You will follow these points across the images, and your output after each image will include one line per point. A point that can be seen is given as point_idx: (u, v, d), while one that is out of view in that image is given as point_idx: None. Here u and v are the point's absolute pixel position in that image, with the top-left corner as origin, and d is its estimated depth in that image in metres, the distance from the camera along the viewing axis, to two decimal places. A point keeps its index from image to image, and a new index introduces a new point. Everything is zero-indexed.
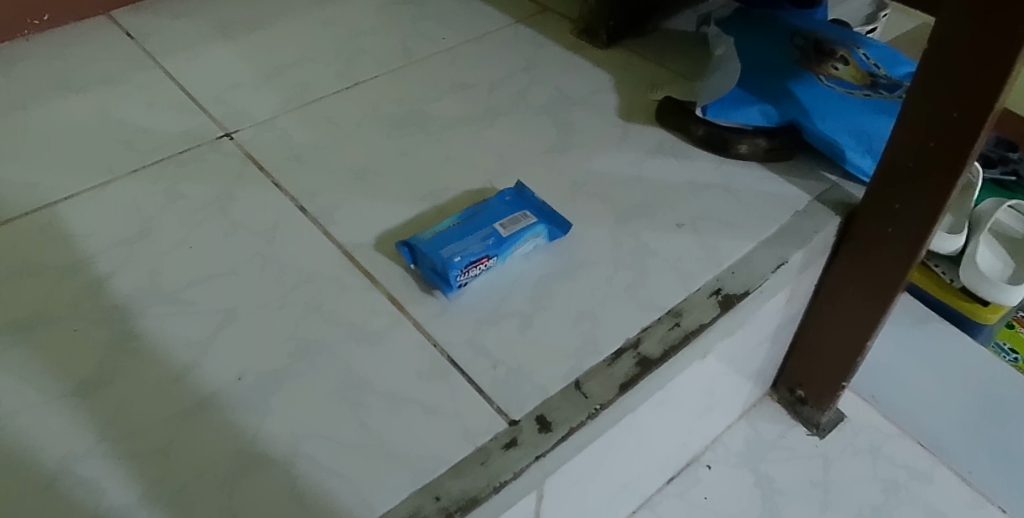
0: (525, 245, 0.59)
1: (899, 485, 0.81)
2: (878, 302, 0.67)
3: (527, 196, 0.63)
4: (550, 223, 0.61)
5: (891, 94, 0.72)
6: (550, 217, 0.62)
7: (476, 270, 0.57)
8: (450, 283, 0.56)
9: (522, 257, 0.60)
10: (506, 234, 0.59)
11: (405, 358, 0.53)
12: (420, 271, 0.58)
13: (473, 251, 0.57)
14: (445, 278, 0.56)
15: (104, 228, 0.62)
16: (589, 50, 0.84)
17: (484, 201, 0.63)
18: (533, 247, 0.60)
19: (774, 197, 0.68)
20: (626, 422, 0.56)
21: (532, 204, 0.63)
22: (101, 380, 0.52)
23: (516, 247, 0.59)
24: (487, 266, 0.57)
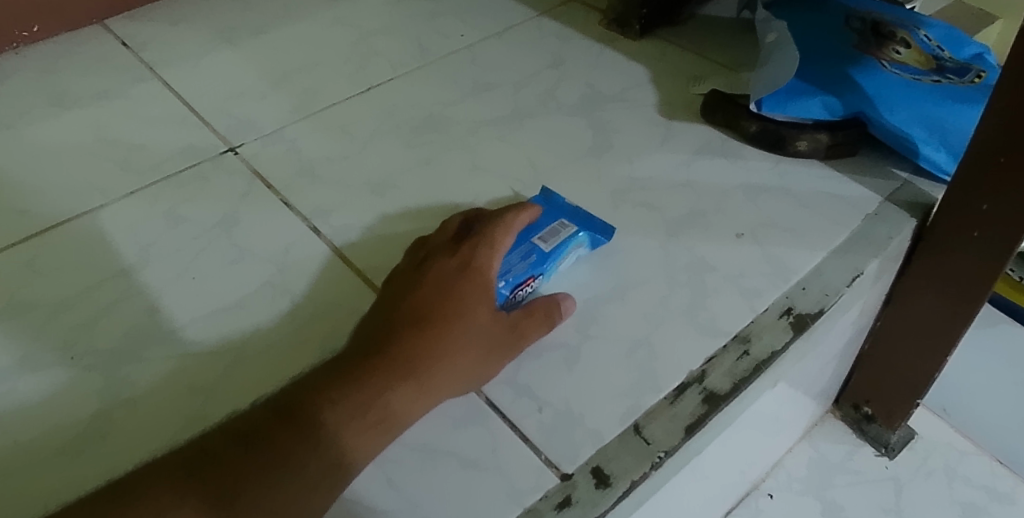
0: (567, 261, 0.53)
1: (981, 509, 0.73)
2: (962, 313, 0.60)
3: (557, 201, 0.57)
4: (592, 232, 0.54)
5: (961, 78, 0.65)
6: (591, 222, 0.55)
7: (521, 294, 0.50)
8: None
9: (565, 270, 0.53)
10: (549, 248, 0.52)
11: None
12: None
13: (517, 273, 0.50)
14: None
15: (98, 259, 0.56)
16: (621, 42, 0.77)
17: None
18: (574, 258, 0.54)
19: (840, 199, 0.61)
20: (692, 466, 0.49)
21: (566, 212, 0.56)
22: (94, 437, 0.46)
23: (560, 261, 0.52)
24: (533, 286, 0.51)
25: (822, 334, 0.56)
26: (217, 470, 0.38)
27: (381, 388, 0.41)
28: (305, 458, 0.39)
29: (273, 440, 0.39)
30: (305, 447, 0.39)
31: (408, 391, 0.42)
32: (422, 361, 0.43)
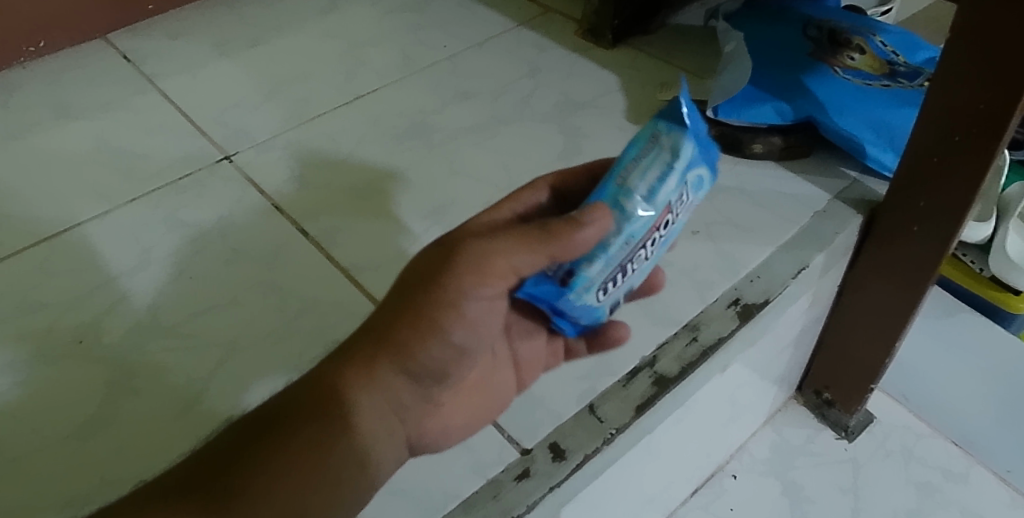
0: (692, 184, 0.41)
1: (934, 487, 0.78)
2: (905, 303, 0.64)
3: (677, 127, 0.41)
4: (698, 139, 0.40)
5: (912, 82, 0.69)
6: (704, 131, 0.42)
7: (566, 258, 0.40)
8: (583, 305, 0.41)
9: (641, 185, 0.39)
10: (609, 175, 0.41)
11: None
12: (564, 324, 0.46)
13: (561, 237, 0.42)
14: (566, 309, 0.42)
15: (103, 260, 0.61)
16: (594, 51, 0.82)
17: None
18: (653, 164, 0.39)
19: (791, 198, 0.65)
20: (645, 442, 0.56)
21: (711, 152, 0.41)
22: (101, 421, 0.51)
23: (622, 175, 0.40)
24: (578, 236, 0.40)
25: (771, 321, 0.61)
26: (196, 467, 0.39)
27: (347, 363, 0.41)
28: (287, 445, 0.39)
29: (256, 438, 0.40)
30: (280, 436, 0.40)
31: (376, 354, 0.40)
32: (381, 321, 0.40)
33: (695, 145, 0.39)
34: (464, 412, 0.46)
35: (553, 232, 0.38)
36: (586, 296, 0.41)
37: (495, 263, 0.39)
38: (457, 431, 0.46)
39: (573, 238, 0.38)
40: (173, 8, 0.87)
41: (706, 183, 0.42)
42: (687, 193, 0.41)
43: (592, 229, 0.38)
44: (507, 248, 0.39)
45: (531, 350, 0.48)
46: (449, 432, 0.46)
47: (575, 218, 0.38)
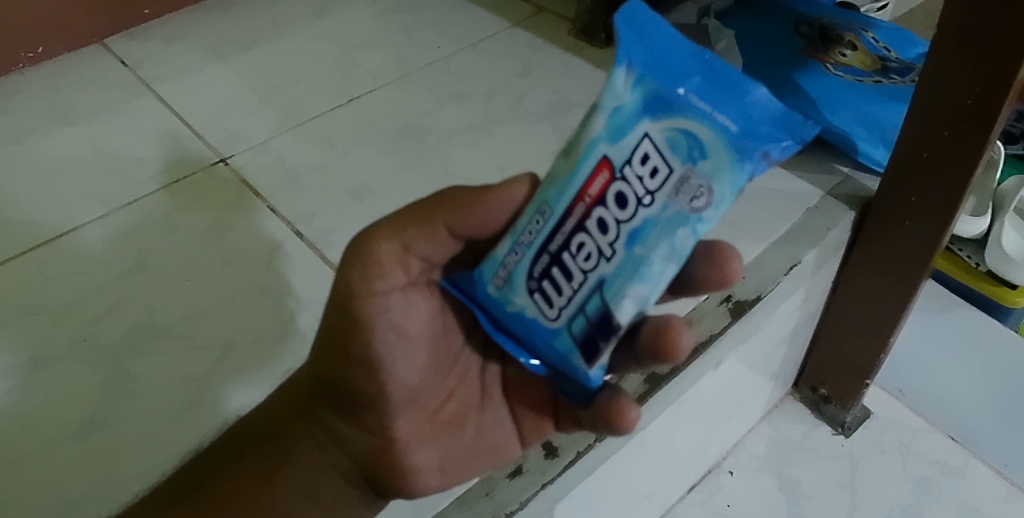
0: (665, 139, 0.32)
1: (931, 482, 0.78)
2: (899, 298, 0.64)
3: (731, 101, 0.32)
4: (667, 76, 0.32)
5: (904, 78, 0.69)
6: (720, 78, 0.32)
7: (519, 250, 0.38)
8: (513, 308, 0.37)
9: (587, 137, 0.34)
10: None
11: None
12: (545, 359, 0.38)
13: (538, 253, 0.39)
14: (496, 312, 0.38)
15: (100, 263, 0.62)
16: (588, 50, 0.82)
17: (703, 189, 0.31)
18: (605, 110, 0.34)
19: (783, 195, 0.66)
20: (637, 439, 0.57)
21: (718, 104, 0.31)
22: (99, 422, 0.52)
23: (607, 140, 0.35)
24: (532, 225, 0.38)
25: (762, 319, 0.63)
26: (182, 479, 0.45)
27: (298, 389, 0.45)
28: (247, 460, 0.44)
29: (227, 450, 0.44)
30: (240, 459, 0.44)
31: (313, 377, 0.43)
32: (315, 346, 0.43)
33: (643, 80, 0.32)
34: (437, 452, 0.43)
35: (445, 205, 0.40)
36: (511, 296, 0.37)
37: (392, 262, 0.40)
38: (430, 473, 0.43)
39: (469, 207, 0.39)
40: (169, 12, 0.88)
41: (703, 146, 0.31)
42: (657, 152, 0.32)
43: (490, 200, 0.38)
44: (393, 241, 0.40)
45: (523, 401, 0.44)
46: (420, 474, 0.42)
47: (474, 193, 0.39)
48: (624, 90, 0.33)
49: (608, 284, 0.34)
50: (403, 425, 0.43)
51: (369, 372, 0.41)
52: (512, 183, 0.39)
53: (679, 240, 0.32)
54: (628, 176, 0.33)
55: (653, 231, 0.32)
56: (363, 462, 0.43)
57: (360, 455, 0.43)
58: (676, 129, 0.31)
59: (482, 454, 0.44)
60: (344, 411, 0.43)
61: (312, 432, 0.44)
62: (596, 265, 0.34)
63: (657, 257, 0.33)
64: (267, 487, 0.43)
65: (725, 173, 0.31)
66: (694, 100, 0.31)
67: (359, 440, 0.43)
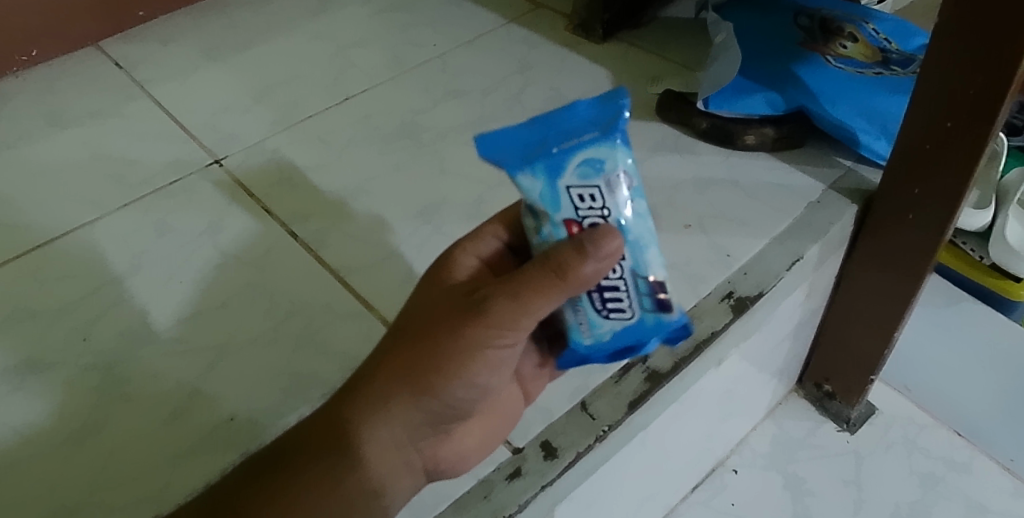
0: (584, 175, 0.38)
1: (938, 478, 0.77)
2: (902, 293, 0.63)
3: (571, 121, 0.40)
4: (536, 158, 0.39)
5: (904, 69, 0.68)
6: (553, 125, 0.40)
7: (581, 316, 0.41)
8: (608, 333, 0.41)
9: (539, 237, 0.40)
10: None
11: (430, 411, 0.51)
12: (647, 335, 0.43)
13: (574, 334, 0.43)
14: (601, 350, 0.42)
15: (94, 267, 0.61)
16: (585, 46, 0.81)
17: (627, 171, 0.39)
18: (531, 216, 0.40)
19: (783, 189, 0.65)
20: (639, 439, 0.56)
21: (577, 134, 0.39)
22: (91, 427, 0.51)
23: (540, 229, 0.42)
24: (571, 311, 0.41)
25: (765, 315, 0.62)
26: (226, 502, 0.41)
27: (363, 396, 0.41)
28: (315, 476, 0.41)
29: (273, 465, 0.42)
30: (296, 467, 0.41)
31: (394, 391, 0.40)
32: (395, 367, 0.40)
33: (535, 171, 0.38)
34: (481, 436, 0.46)
35: (564, 278, 0.37)
36: (603, 334, 0.41)
37: (514, 313, 0.38)
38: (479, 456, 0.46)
39: (584, 280, 0.37)
40: (163, 13, 0.87)
41: (601, 157, 0.38)
42: (586, 186, 0.38)
43: (600, 267, 0.37)
44: (508, 298, 0.38)
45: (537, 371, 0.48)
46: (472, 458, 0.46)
47: (581, 255, 0.36)
48: (534, 179, 0.39)
49: (641, 270, 0.40)
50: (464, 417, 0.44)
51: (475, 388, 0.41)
52: (611, 239, 0.36)
53: (639, 210, 0.40)
54: (590, 210, 0.39)
55: (628, 220, 0.40)
56: (430, 456, 0.44)
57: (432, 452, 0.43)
58: (584, 161, 0.38)
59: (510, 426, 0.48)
60: (428, 422, 0.42)
61: (388, 442, 0.41)
62: (627, 270, 0.40)
63: (641, 229, 0.40)
64: (333, 493, 0.41)
65: (625, 154, 0.38)
66: (569, 144, 0.38)
67: (432, 441, 0.43)
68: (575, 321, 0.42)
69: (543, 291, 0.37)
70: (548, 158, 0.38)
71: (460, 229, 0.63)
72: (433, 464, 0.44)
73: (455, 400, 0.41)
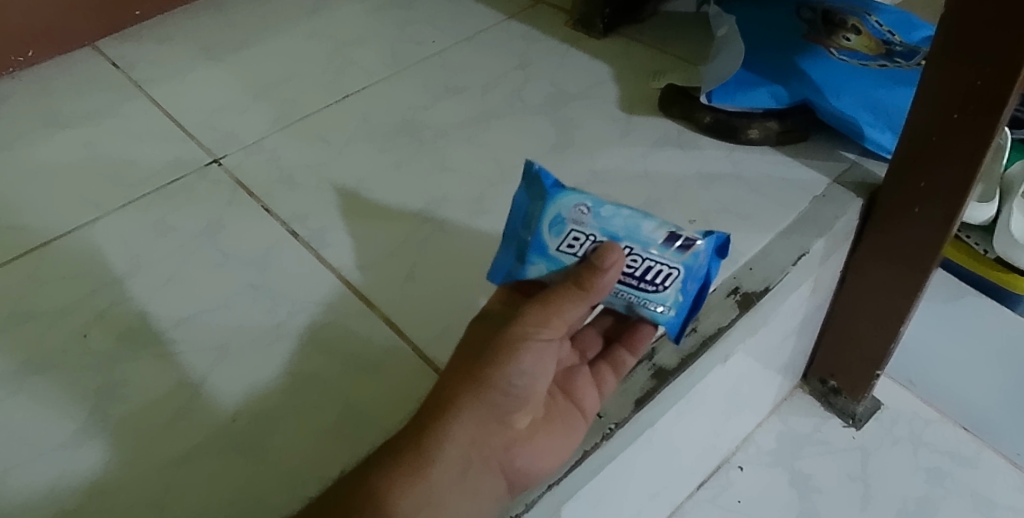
0: (558, 231, 0.47)
1: (944, 473, 0.77)
2: (908, 288, 0.62)
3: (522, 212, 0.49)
4: (530, 250, 0.47)
5: (909, 62, 0.67)
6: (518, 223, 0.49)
7: (650, 308, 0.48)
8: (675, 298, 0.48)
9: None
10: None
11: None
12: (710, 270, 0.49)
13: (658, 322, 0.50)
14: (683, 309, 0.49)
15: (92, 268, 0.61)
16: (586, 42, 0.80)
17: (585, 204, 0.47)
18: None
19: (788, 183, 0.64)
20: (645, 437, 0.56)
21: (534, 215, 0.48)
22: (91, 430, 0.50)
23: None
24: (642, 310, 0.49)
25: (770, 310, 0.61)
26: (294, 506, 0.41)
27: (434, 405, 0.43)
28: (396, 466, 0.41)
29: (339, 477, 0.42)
30: (372, 470, 0.41)
31: (459, 391, 0.43)
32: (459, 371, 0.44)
33: (537, 261, 0.47)
34: (551, 447, 0.46)
35: (584, 285, 0.43)
36: (674, 299, 0.48)
37: (547, 316, 0.43)
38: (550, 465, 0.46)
39: (600, 286, 0.44)
40: (159, 12, 0.86)
41: (558, 216, 0.47)
42: (569, 237, 0.46)
43: (609, 271, 0.43)
44: (540, 307, 0.43)
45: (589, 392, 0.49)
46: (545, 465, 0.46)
47: (591, 266, 0.43)
48: (536, 262, 0.47)
49: (650, 243, 0.47)
50: (526, 421, 0.45)
51: (531, 380, 0.44)
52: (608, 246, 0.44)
53: (613, 216, 0.47)
54: (584, 244, 0.46)
55: (613, 228, 0.46)
56: (501, 461, 0.44)
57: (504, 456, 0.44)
58: (550, 224, 0.47)
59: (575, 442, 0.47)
60: (496, 420, 0.44)
61: (461, 439, 0.42)
62: (642, 252, 0.46)
63: (623, 224, 0.47)
64: (410, 491, 0.41)
65: (567, 199, 0.47)
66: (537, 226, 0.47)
67: (502, 443, 0.44)
68: (653, 311, 0.48)
69: (567, 298, 0.44)
70: (533, 245, 0.47)
71: (462, 227, 0.62)
72: (509, 468, 0.44)
73: (515, 393, 0.44)
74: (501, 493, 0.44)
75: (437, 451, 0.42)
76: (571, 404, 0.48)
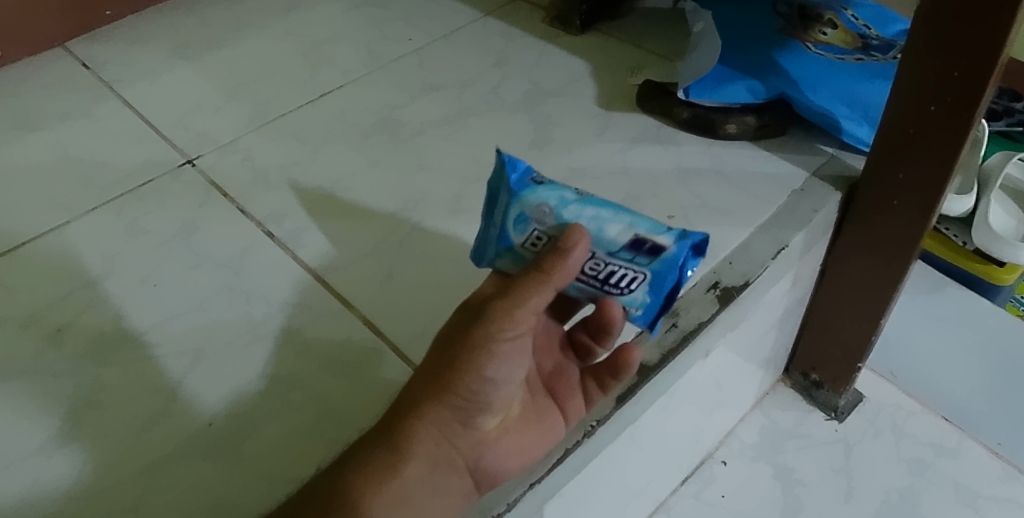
0: (521, 231, 0.45)
1: (927, 464, 0.77)
2: (888, 280, 0.63)
3: (494, 199, 0.48)
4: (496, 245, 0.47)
5: (885, 55, 0.67)
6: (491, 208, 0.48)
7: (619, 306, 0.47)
8: (641, 300, 0.46)
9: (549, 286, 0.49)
10: None
11: None
12: (684, 278, 0.46)
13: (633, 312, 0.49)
14: (652, 309, 0.47)
15: (64, 272, 0.60)
16: (563, 38, 0.80)
17: (546, 203, 0.45)
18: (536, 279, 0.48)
19: (767, 177, 0.64)
20: (627, 434, 0.55)
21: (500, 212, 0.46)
22: (63, 437, 0.49)
23: None
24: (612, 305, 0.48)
25: (751, 304, 0.61)
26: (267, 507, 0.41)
27: (401, 405, 0.43)
28: (369, 465, 0.41)
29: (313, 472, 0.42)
30: (344, 469, 0.41)
31: (426, 390, 0.42)
32: (429, 369, 0.42)
33: (502, 255, 0.47)
34: (516, 442, 0.46)
35: (548, 277, 0.41)
36: (641, 300, 0.46)
37: (512, 312, 0.41)
38: (518, 459, 0.46)
39: (564, 274, 0.41)
40: (131, 12, 0.85)
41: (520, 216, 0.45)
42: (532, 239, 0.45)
43: (576, 252, 0.41)
44: (506, 302, 0.41)
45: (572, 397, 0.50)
46: (514, 459, 0.46)
47: (557, 249, 0.41)
48: (502, 253, 0.47)
49: (612, 247, 0.45)
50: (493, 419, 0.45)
51: (498, 381, 0.42)
52: (573, 230, 0.41)
53: (575, 218, 0.45)
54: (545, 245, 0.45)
55: None
56: (468, 457, 0.44)
57: (472, 450, 0.44)
58: (513, 224, 0.45)
59: (546, 438, 0.48)
60: (461, 419, 0.43)
61: (428, 438, 0.42)
62: (604, 258, 0.45)
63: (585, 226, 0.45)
64: (386, 492, 0.40)
65: (529, 201, 0.45)
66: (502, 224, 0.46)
67: (469, 437, 0.44)
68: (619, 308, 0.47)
69: (531, 289, 0.41)
70: (499, 240, 0.46)
71: (441, 225, 0.61)
72: (475, 464, 0.44)
73: (481, 394, 0.42)
74: (469, 486, 0.44)
75: (405, 450, 0.41)
76: (553, 401, 0.50)
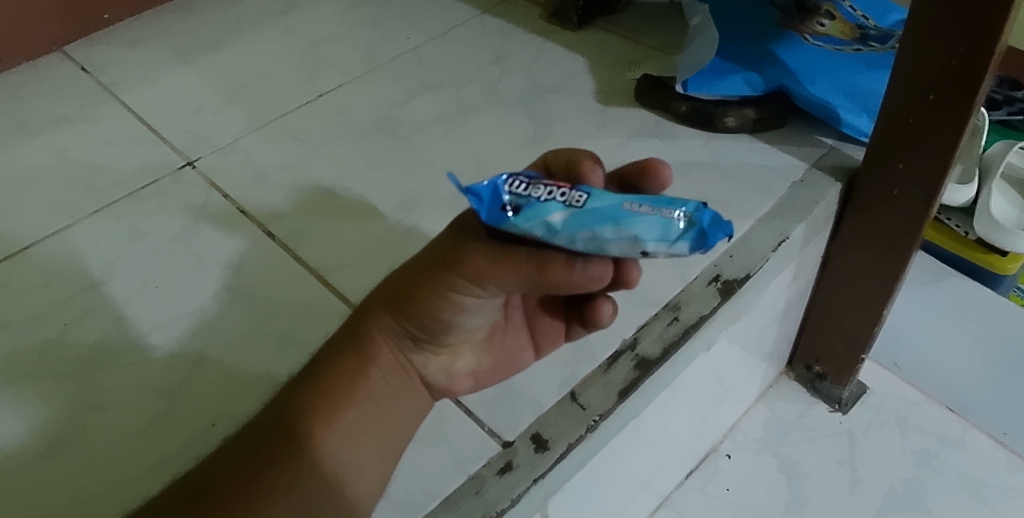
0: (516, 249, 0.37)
1: (931, 454, 0.77)
2: (889, 269, 0.62)
3: None
4: None
5: (883, 45, 0.67)
6: None
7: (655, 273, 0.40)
8: None
9: None
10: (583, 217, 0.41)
11: (447, 434, 0.49)
12: None
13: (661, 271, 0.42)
14: None
15: (66, 275, 0.60)
16: (560, 34, 0.80)
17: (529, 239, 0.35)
18: None
19: (765, 169, 0.64)
20: (630, 428, 0.56)
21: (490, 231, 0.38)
22: (68, 440, 0.49)
23: None
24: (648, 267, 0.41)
25: (752, 298, 0.61)
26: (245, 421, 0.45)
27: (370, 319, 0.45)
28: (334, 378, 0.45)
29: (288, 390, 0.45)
30: (311, 379, 0.45)
31: (387, 307, 0.44)
32: (394, 293, 0.43)
33: None
34: (479, 363, 0.48)
35: (542, 274, 0.37)
36: None
37: (482, 271, 0.38)
38: (478, 378, 0.48)
39: (559, 284, 0.37)
40: (129, 16, 0.85)
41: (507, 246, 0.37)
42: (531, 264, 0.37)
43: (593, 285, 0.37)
44: (483, 264, 0.38)
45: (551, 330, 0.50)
46: (474, 378, 0.48)
47: (570, 267, 0.36)
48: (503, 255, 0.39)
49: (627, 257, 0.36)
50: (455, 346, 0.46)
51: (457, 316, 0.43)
52: (601, 265, 0.37)
53: (570, 245, 0.35)
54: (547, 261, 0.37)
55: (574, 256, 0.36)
56: (426, 375, 0.46)
57: (425, 370, 0.46)
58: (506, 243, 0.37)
59: (514, 362, 0.49)
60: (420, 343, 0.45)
61: (386, 353, 0.45)
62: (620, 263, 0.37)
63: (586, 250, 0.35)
64: (343, 397, 0.45)
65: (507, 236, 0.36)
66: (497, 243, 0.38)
67: (424, 357, 0.46)
68: None
69: (522, 274, 0.37)
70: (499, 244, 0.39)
71: (441, 223, 0.61)
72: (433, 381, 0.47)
73: (437, 328, 0.43)
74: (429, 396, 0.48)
75: (366, 363, 0.45)
76: (528, 332, 0.50)
